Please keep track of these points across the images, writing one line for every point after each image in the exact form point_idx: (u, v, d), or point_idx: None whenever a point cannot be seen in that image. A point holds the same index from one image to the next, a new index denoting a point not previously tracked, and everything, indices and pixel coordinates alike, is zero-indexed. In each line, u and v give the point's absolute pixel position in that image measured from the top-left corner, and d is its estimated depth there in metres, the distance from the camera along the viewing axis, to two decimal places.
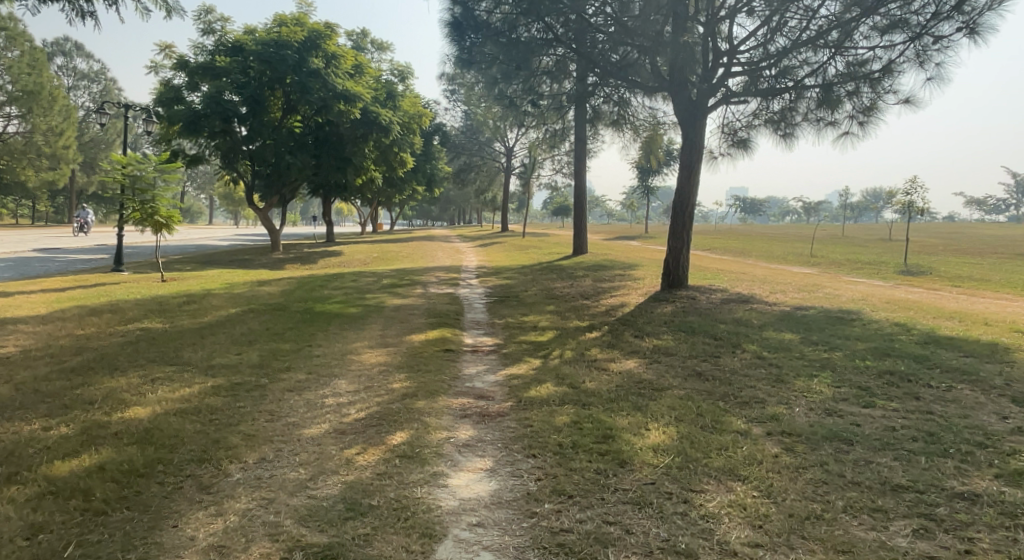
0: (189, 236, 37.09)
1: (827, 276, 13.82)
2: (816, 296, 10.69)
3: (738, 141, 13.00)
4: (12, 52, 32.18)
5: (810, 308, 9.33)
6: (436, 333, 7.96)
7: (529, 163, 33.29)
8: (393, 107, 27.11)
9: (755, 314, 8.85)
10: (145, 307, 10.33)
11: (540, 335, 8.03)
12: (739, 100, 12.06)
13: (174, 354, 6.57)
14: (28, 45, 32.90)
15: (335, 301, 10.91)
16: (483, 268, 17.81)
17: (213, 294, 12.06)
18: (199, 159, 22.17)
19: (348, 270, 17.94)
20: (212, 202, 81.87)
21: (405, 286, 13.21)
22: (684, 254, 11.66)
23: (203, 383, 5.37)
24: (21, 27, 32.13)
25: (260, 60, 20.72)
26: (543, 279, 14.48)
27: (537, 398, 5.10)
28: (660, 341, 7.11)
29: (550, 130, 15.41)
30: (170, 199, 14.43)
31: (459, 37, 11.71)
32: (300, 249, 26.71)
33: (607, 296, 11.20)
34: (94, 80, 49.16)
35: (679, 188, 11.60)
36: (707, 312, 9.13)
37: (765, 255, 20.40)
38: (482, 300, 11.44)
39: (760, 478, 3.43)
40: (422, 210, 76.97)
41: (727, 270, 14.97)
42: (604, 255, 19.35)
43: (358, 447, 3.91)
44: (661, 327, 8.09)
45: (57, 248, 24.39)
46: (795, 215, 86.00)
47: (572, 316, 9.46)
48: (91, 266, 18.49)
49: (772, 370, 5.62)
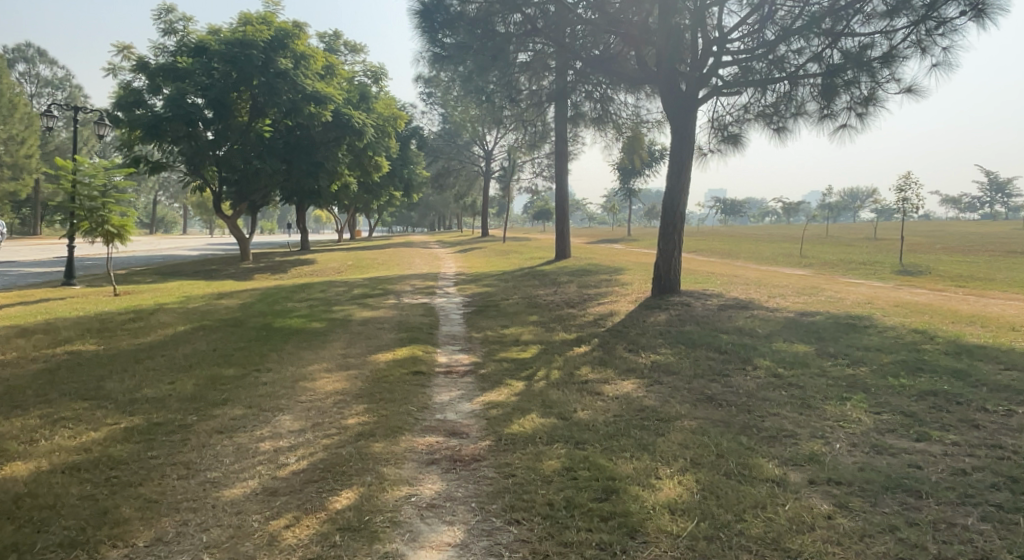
0: (159, 247, 35.85)
1: (824, 278, 13.11)
2: (818, 300, 9.95)
3: (728, 137, 12.30)
4: None
5: (816, 314, 8.56)
6: (406, 351, 7.05)
7: (508, 166, 32.48)
8: (366, 109, 26.12)
9: (757, 322, 8.07)
10: (83, 327, 9.27)
11: (522, 351, 7.16)
12: (730, 93, 11.35)
13: (93, 386, 5.58)
14: None
15: (297, 315, 9.93)
16: (462, 275, 16.90)
17: (165, 309, 11.01)
18: (162, 166, 21.06)
19: (319, 280, 16.99)
20: (186, 212, 79.92)
21: (376, 297, 12.25)
22: (675, 257, 10.85)
23: (114, 425, 4.41)
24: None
25: (224, 60, 19.65)
26: (525, 286, 13.62)
27: (520, 434, 4.22)
28: (659, 357, 6.28)
29: (530, 130, 14.63)
30: (122, 206, 13.36)
31: (431, 28, 10.80)
32: (271, 258, 25.59)
33: (594, 304, 10.37)
34: (59, 87, 47.50)
35: (669, 185, 10.80)
36: (705, 321, 8.32)
37: (754, 256, 19.71)
38: (460, 311, 10.56)
39: (816, 554, 2.65)
40: (401, 216, 75.89)
41: (717, 274, 14.24)
42: (589, 259, 18.57)
43: (289, 517, 3.03)
44: (657, 339, 7.26)
45: (11, 261, 23.01)
46: (773, 215, 86.35)
47: (558, 327, 8.60)
48: (43, 280, 17.33)
49: (794, 393, 4.81)
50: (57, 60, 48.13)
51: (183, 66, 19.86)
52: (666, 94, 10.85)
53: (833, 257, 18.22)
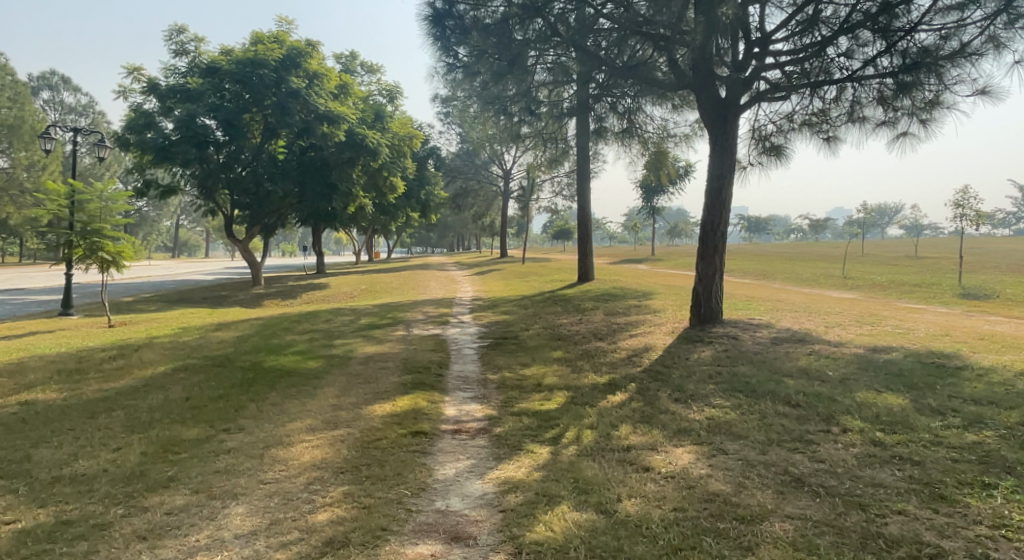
0: (177, 272, 35.31)
1: (878, 303, 11.84)
2: (883, 331, 8.72)
3: (769, 148, 11.17)
4: None
5: (890, 349, 7.34)
6: (408, 401, 5.93)
7: (528, 186, 31.49)
8: (382, 128, 25.27)
9: (822, 360, 6.88)
10: (55, 367, 8.29)
11: (546, 399, 6.02)
12: (771, 101, 10.18)
13: (18, 457, 4.52)
14: (10, 80, 31.98)
15: (292, 351, 8.88)
16: (479, 300, 15.79)
17: (154, 344, 10.05)
18: (172, 189, 20.30)
19: (328, 307, 16.07)
20: (207, 236, 80.03)
21: (383, 328, 11.17)
22: (716, 282, 9.65)
23: (8, 526, 3.38)
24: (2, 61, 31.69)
25: (235, 81, 18.96)
26: (546, 314, 12.51)
27: (548, 544, 3.13)
28: (716, 412, 5.09)
29: (552, 147, 13.61)
30: (119, 232, 12.43)
31: (443, 35, 9.89)
32: (283, 282, 24.75)
33: (626, 336, 9.22)
34: (82, 114, 47.82)
35: (707, 203, 9.65)
36: (760, 360, 7.09)
37: (791, 278, 18.42)
38: (475, 345, 9.47)
39: None
40: (419, 237, 75.27)
41: (758, 298, 13.01)
42: (614, 283, 17.45)
43: None
44: (707, 385, 6.06)
45: (19, 289, 22.40)
46: (799, 233, 84.52)
47: (586, 367, 7.43)
48: (43, 310, 16.55)
49: (914, 473, 3.66)
50: (81, 88, 48.48)
51: (193, 86, 19.05)
52: (706, 101, 9.63)
53: (881, 278, 16.86)
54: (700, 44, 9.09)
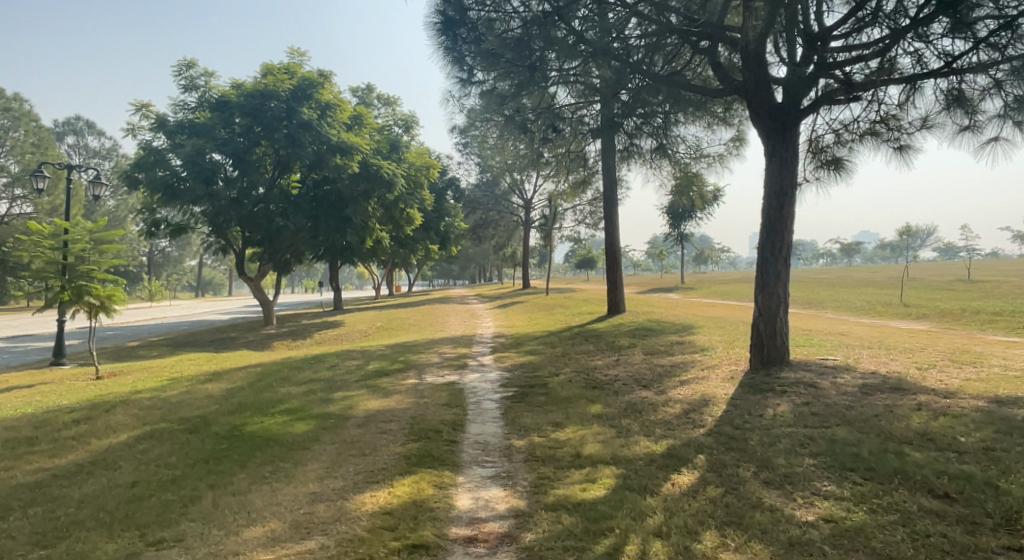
0: (194, 312, 34.34)
1: (964, 336, 10.21)
2: (995, 374, 7.16)
3: (828, 161, 9.76)
4: (16, 133, 31.30)
5: (1021, 401, 5.82)
6: (411, 486, 4.59)
7: (551, 214, 30.26)
8: (397, 160, 24.23)
9: (943, 420, 5.37)
10: (5, 435, 7.05)
11: (590, 480, 4.61)
12: (830, 108, 8.81)
13: None
14: (33, 126, 32.22)
15: (283, 410, 7.53)
16: (501, 337, 14.41)
17: (133, 401, 8.80)
18: (183, 229, 19.39)
19: (338, 348, 14.82)
20: (229, 275, 80.02)
21: (393, 375, 9.81)
22: (781, 318, 8.15)
23: None
24: (26, 106, 31.71)
25: (243, 113, 18.03)
26: (577, 353, 11.08)
27: None
28: (835, 510, 3.66)
29: (577, 172, 12.32)
30: (109, 274, 11.13)
31: (454, 43, 8.89)
32: (295, 321, 23.52)
33: (677, 384, 7.73)
34: (106, 157, 47.91)
35: (764, 224, 8.22)
36: (859, 418, 5.57)
37: (844, 307, 16.79)
38: (496, 395, 8.06)
39: None
40: (440, 270, 74.15)
41: (818, 332, 11.44)
42: (648, 315, 15.95)
43: None
44: (803, 460, 4.59)
45: (25, 335, 21.48)
46: (829, 257, 82.42)
47: (635, 428, 5.97)
48: (39, 359, 15.52)
49: None
50: (106, 133, 48.82)
51: (202, 121, 18.12)
52: (760, 104, 8.22)
53: (948, 305, 15.19)
54: (746, 42, 7.79)
